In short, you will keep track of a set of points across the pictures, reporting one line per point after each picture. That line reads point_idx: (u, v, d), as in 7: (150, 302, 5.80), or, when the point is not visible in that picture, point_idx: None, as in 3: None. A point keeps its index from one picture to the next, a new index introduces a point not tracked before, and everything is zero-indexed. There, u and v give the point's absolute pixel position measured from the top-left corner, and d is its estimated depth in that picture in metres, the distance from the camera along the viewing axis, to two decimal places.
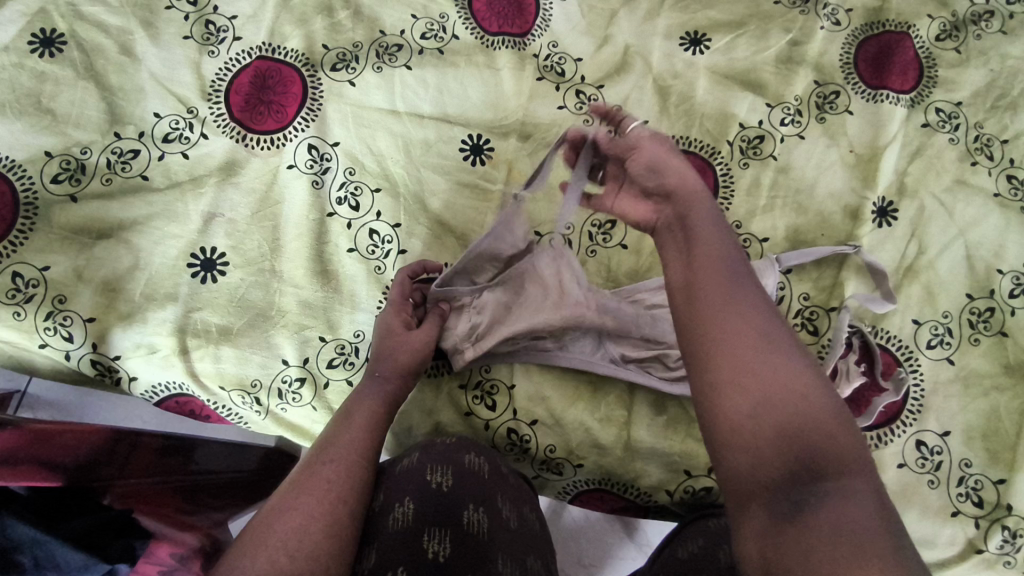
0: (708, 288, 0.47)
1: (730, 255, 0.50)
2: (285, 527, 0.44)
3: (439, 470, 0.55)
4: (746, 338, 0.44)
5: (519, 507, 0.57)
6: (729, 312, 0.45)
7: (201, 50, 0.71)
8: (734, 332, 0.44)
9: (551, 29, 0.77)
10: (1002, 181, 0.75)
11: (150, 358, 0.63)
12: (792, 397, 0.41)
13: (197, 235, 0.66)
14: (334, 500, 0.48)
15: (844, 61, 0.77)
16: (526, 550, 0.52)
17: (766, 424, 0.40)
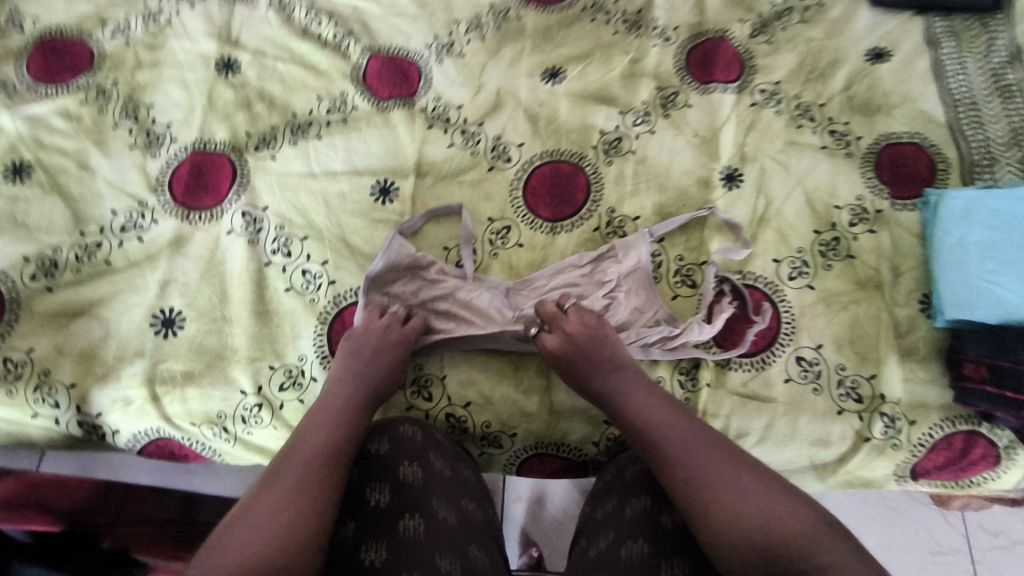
0: (669, 449, 0.61)
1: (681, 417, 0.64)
2: (246, 538, 0.51)
3: (378, 438, 0.67)
4: (716, 478, 0.58)
5: (455, 463, 0.68)
6: (693, 460, 0.59)
7: (145, 154, 0.86)
8: (707, 479, 0.58)
9: (433, 87, 0.93)
10: (826, 136, 0.89)
11: (127, 409, 0.74)
12: (762, 512, 0.54)
13: (156, 300, 0.78)
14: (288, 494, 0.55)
15: (677, 67, 0.93)
16: (462, 494, 0.66)
17: (752, 540, 0.53)
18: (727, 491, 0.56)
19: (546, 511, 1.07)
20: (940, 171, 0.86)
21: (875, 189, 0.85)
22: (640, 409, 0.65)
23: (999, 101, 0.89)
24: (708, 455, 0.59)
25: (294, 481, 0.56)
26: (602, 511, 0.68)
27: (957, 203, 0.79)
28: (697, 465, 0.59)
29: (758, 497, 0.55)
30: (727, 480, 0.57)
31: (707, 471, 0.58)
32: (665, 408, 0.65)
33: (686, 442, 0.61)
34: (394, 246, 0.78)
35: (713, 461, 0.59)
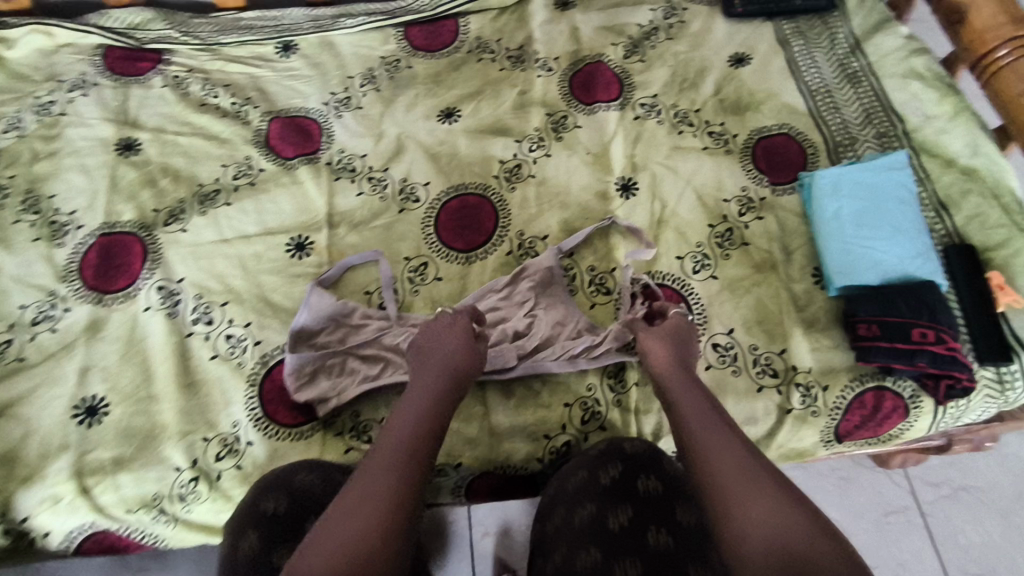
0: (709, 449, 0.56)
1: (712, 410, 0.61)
2: (348, 530, 0.47)
3: (272, 496, 0.63)
4: (756, 485, 0.51)
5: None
6: (729, 464, 0.54)
7: (51, 245, 0.85)
8: (744, 487, 0.51)
9: (335, 141, 0.96)
10: (706, 138, 0.96)
11: (56, 508, 0.72)
12: (771, 521, 0.48)
13: (77, 389, 0.77)
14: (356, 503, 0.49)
15: (563, 92, 1.00)
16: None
17: (770, 555, 0.46)
18: (752, 506, 0.50)
19: (513, 538, 1.08)
20: (810, 156, 0.94)
21: (756, 179, 0.92)
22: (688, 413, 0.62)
23: (849, 87, 0.99)
24: (742, 465, 0.53)
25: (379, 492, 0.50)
26: (551, 525, 0.66)
27: (825, 181, 0.87)
28: (732, 471, 0.53)
29: (791, 520, 0.48)
30: (759, 494, 0.50)
31: (738, 482, 0.52)
32: (716, 416, 0.60)
33: (726, 450, 0.55)
34: (314, 300, 0.81)
35: (750, 474, 0.52)
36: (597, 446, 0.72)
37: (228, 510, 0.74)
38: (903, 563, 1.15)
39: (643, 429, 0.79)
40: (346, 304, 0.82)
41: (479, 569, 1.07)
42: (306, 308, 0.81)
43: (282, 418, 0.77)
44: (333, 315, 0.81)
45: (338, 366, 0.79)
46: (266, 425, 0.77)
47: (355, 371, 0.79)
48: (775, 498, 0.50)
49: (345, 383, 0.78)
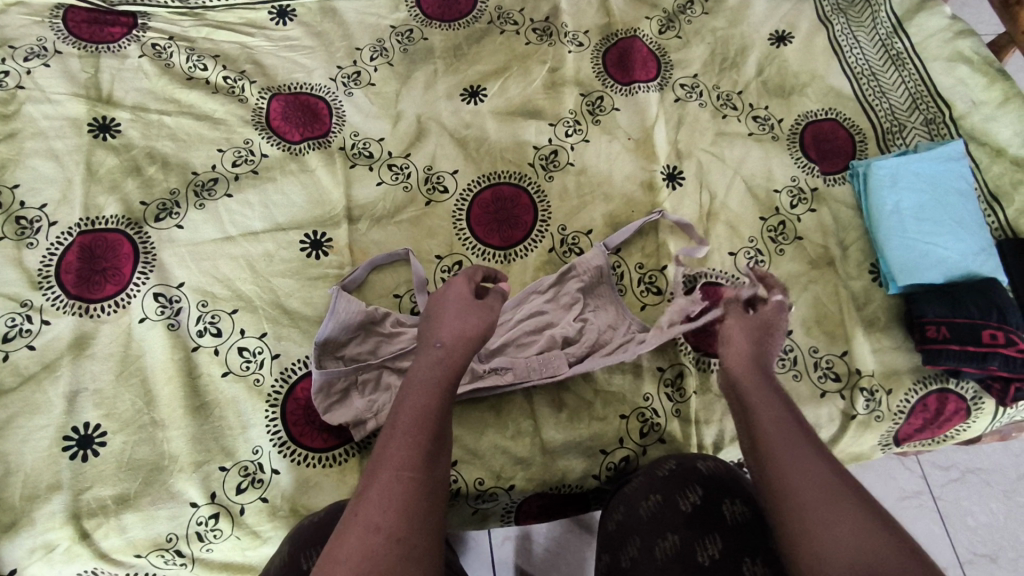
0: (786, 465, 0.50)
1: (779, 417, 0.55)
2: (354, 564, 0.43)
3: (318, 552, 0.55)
4: (838, 509, 0.46)
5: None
6: (800, 478, 0.49)
7: (19, 245, 0.72)
8: (812, 497, 0.47)
9: (347, 122, 0.86)
10: (751, 122, 0.90)
11: (51, 556, 0.62)
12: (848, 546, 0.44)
13: (65, 417, 0.66)
14: (364, 535, 0.44)
15: (597, 71, 0.91)
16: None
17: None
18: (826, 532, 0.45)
19: (535, 546, 1.02)
20: (858, 143, 0.89)
21: (806, 168, 0.87)
22: (759, 413, 0.55)
23: (894, 70, 0.94)
24: (824, 488, 0.48)
25: (401, 523, 0.45)
26: (628, 559, 0.59)
27: (883, 172, 0.82)
28: (810, 495, 0.47)
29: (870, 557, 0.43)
30: (840, 520, 0.45)
31: (823, 509, 0.46)
32: (790, 421, 0.54)
33: (804, 470, 0.49)
34: (342, 304, 0.71)
35: (827, 496, 0.47)
36: (667, 465, 0.65)
37: (255, 547, 0.66)
38: (995, 561, 1.00)
39: (703, 440, 0.73)
40: (378, 309, 0.73)
41: None
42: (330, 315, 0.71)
43: (311, 443, 0.69)
44: (361, 322, 0.72)
45: (374, 379, 0.71)
46: (292, 450, 0.68)
47: (391, 386, 0.70)
48: (855, 533, 0.45)
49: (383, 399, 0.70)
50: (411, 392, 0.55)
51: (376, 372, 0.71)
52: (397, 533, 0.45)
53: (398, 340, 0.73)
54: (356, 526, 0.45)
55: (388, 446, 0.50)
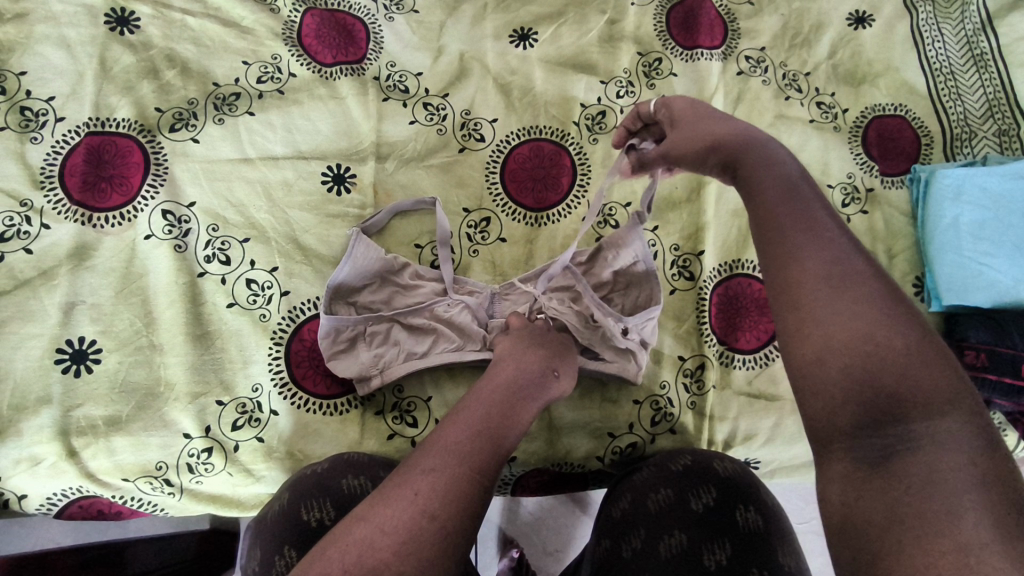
0: (813, 261, 0.43)
1: (802, 197, 0.48)
2: (390, 530, 0.40)
3: (318, 504, 0.53)
4: (848, 294, 0.41)
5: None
6: (810, 257, 0.44)
7: (22, 138, 0.68)
8: (827, 278, 0.42)
9: (385, 50, 0.79)
10: (814, 108, 0.84)
11: (35, 470, 0.59)
12: (865, 334, 0.40)
13: (59, 329, 0.63)
14: (416, 517, 0.41)
15: (658, 29, 0.84)
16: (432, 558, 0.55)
17: (856, 364, 0.39)
18: (832, 317, 0.41)
19: (523, 510, 1.01)
20: (924, 146, 0.84)
21: (865, 166, 0.82)
22: (781, 214, 0.47)
23: (974, 71, 0.86)
24: (843, 278, 0.42)
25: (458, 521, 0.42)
26: (630, 549, 0.57)
27: (948, 182, 0.76)
28: (823, 285, 0.42)
29: (884, 346, 0.39)
30: (842, 301, 0.41)
31: (849, 303, 0.41)
32: (776, 204, 0.47)
33: (829, 261, 0.43)
34: (355, 255, 0.67)
35: (840, 279, 0.42)
36: (680, 460, 0.62)
37: (247, 485, 0.63)
38: None
39: (714, 437, 0.71)
40: (393, 262, 0.69)
41: (484, 536, 1.00)
42: (348, 262, 0.67)
43: (314, 388, 0.66)
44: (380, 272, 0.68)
45: (382, 334, 0.67)
46: (293, 393, 0.65)
47: (399, 343, 0.67)
48: (876, 316, 0.40)
49: (391, 356, 0.66)
50: (484, 390, 0.53)
51: (386, 328, 0.67)
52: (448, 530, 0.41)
53: (410, 296, 0.69)
54: (412, 503, 0.42)
55: (457, 434, 0.47)
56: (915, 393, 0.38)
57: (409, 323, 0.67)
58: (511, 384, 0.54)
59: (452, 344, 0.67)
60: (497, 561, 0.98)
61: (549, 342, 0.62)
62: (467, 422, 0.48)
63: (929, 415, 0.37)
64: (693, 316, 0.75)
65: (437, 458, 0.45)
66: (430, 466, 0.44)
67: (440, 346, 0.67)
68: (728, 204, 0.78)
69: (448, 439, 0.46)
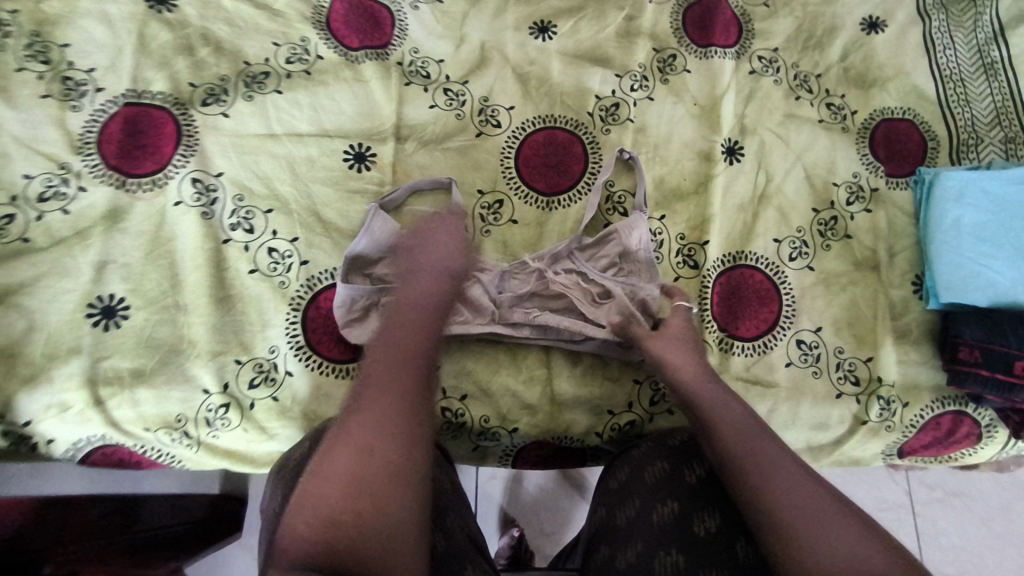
0: (729, 427, 0.54)
1: (704, 375, 0.61)
2: (336, 478, 0.44)
3: None
4: (756, 443, 0.53)
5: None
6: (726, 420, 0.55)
7: (63, 106, 0.71)
8: (739, 436, 0.54)
9: (409, 37, 0.82)
10: (824, 109, 0.86)
11: (63, 416, 0.63)
12: (778, 473, 0.50)
13: (91, 285, 0.66)
14: (354, 455, 0.45)
15: (674, 27, 0.87)
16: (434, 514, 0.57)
17: (784, 501, 0.48)
18: (754, 463, 0.51)
19: (522, 491, 1.04)
20: (930, 150, 0.85)
21: (870, 167, 0.84)
22: (690, 390, 0.59)
23: (984, 79, 0.88)
24: (745, 433, 0.54)
25: (395, 443, 0.47)
26: (623, 518, 0.60)
27: (952, 184, 0.77)
28: (738, 439, 0.53)
29: (794, 481, 0.49)
30: (759, 452, 0.52)
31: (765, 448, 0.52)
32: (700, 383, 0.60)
33: (732, 416, 0.56)
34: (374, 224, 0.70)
35: (750, 434, 0.54)
36: (678, 436, 0.65)
37: (261, 442, 0.67)
38: None
39: None
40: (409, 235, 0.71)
41: (484, 516, 1.02)
42: (364, 234, 0.70)
43: (328, 353, 0.69)
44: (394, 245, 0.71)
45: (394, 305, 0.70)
46: (308, 357, 0.69)
47: None
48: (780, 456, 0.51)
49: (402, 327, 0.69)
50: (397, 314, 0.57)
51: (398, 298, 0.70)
52: (391, 456, 0.46)
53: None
54: (348, 446, 0.46)
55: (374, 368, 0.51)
56: (828, 502, 0.48)
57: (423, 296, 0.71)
58: (412, 303, 0.59)
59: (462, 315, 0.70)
60: (496, 539, 1.01)
61: (443, 255, 0.65)
62: (384, 352, 0.53)
63: (837, 513, 0.47)
64: (696, 303, 0.77)
65: (357, 394, 0.50)
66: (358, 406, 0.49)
67: (450, 316, 0.70)
68: (734, 197, 0.81)
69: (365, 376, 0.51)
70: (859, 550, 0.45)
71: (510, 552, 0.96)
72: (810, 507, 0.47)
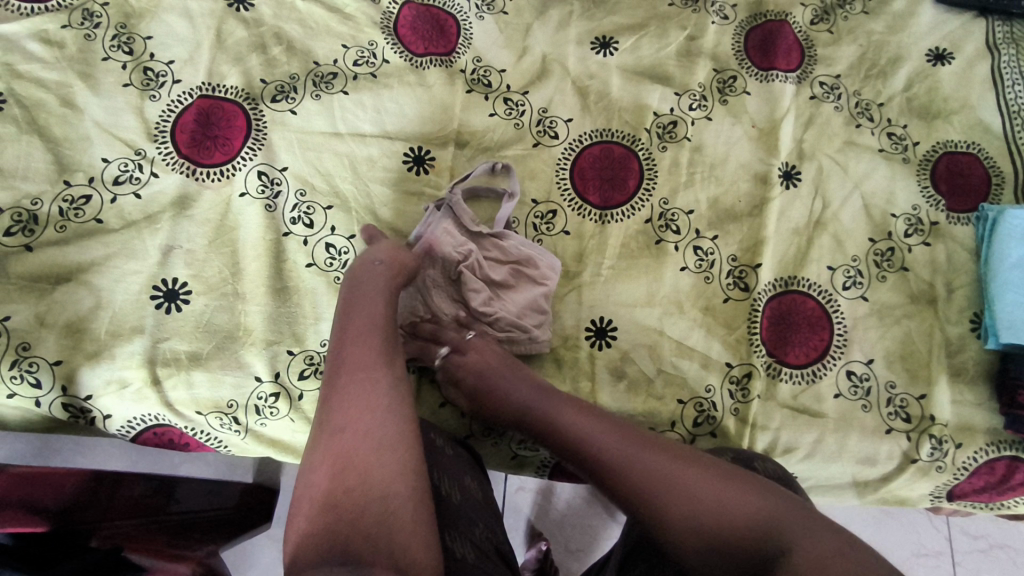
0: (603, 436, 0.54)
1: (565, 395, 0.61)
2: (329, 464, 0.46)
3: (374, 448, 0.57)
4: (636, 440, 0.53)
5: (462, 480, 0.60)
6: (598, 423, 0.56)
7: (142, 95, 0.74)
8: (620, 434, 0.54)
9: (473, 45, 0.84)
10: (885, 138, 0.85)
11: (122, 393, 0.65)
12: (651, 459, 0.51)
13: (157, 269, 0.68)
14: (335, 440, 0.47)
15: (736, 49, 0.87)
16: (474, 520, 0.57)
17: (648, 479, 0.49)
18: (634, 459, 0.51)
19: (553, 505, 1.03)
20: (995, 185, 0.83)
21: (931, 200, 0.82)
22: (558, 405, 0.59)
23: None
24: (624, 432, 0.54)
25: (367, 419, 0.48)
26: None
27: (1016, 222, 0.75)
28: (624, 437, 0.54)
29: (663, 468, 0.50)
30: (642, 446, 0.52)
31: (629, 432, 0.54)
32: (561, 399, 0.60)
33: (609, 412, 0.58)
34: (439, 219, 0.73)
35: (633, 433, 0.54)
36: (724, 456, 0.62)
37: (306, 433, 0.68)
38: None
39: (754, 444, 0.72)
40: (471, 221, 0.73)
41: (512, 525, 1.02)
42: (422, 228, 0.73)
43: None
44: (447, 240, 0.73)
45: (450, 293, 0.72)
46: None
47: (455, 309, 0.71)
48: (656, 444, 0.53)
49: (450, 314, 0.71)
50: (354, 304, 0.59)
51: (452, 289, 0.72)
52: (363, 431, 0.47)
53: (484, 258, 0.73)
54: (322, 434, 0.48)
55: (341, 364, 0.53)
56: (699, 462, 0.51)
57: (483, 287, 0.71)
58: (366, 288, 0.61)
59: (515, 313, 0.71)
60: (523, 550, 1.01)
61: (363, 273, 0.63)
62: (346, 342, 0.55)
63: (694, 470, 0.50)
64: (745, 326, 0.76)
65: (327, 383, 0.51)
66: (329, 394, 0.51)
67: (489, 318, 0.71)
68: (789, 222, 0.80)
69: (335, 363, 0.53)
70: (724, 492, 0.47)
71: (537, 564, 0.95)
72: (662, 473, 0.49)
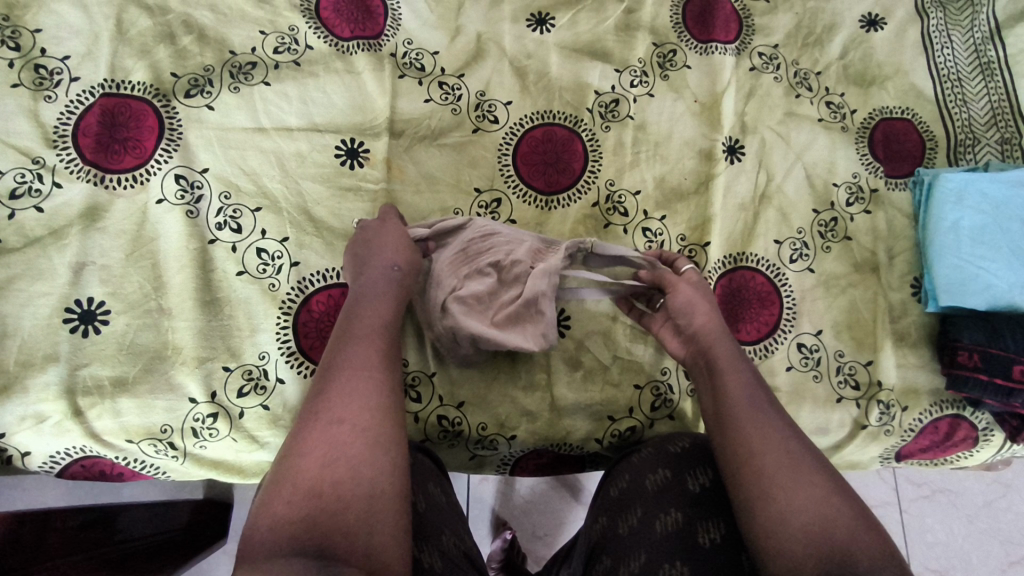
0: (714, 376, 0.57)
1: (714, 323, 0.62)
2: (325, 450, 0.43)
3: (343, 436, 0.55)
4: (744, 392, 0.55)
5: (423, 488, 0.57)
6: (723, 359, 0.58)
7: (35, 96, 0.67)
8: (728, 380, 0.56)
9: (402, 27, 0.79)
10: (824, 107, 0.85)
11: (40, 427, 0.60)
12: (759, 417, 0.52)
13: (68, 289, 0.63)
14: (331, 428, 0.44)
15: (674, 21, 0.85)
16: (439, 528, 0.54)
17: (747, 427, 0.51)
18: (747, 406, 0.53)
19: (516, 493, 1.03)
20: (929, 150, 0.84)
21: (870, 167, 0.83)
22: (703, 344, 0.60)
23: (981, 79, 0.87)
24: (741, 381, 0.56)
25: (365, 413, 0.46)
26: (626, 527, 0.56)
27: (951, 186, 0.75)
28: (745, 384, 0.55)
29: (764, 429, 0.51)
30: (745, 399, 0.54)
31: (752, 434, 0.51)
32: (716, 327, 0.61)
33: (735, 392, 0.55)
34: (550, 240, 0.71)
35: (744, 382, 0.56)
36: (680, 443, 0.62)
37: (251, 452, 0.64)
38: None
39: None
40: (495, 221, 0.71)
41: (476, 517, 1.01)
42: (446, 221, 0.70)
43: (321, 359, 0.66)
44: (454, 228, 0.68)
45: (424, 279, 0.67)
46: (301, 363, 0.65)
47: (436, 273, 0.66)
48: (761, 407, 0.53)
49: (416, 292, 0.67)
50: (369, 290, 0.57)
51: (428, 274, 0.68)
52: (360, 425, 0.45)
53: (488, 255, 0.66)
54: (318, 420, 0.45)
55: (357, 351, 0.50)
56: (805, 466, 0.48)
57: (458, 289, 0.64)
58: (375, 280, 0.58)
59: (487, 320, 0.64)
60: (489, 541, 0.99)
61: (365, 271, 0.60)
62: (361, 330, 0.53)
63: (787, 442, 0.50)
64: None
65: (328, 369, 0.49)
66: (324, 386, 0.48)
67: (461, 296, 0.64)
68: (735, 197, 0.79)
69: (331, 358, 0.50)
70: (803, 476, 0.47)
71: (504, 555, 0.93)
72: (751, 431, 0.51)
